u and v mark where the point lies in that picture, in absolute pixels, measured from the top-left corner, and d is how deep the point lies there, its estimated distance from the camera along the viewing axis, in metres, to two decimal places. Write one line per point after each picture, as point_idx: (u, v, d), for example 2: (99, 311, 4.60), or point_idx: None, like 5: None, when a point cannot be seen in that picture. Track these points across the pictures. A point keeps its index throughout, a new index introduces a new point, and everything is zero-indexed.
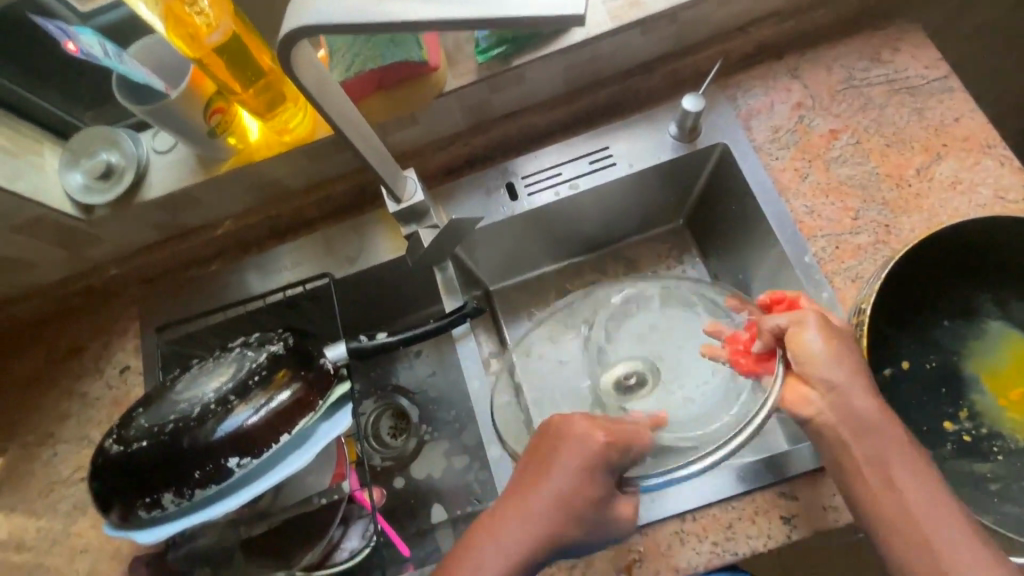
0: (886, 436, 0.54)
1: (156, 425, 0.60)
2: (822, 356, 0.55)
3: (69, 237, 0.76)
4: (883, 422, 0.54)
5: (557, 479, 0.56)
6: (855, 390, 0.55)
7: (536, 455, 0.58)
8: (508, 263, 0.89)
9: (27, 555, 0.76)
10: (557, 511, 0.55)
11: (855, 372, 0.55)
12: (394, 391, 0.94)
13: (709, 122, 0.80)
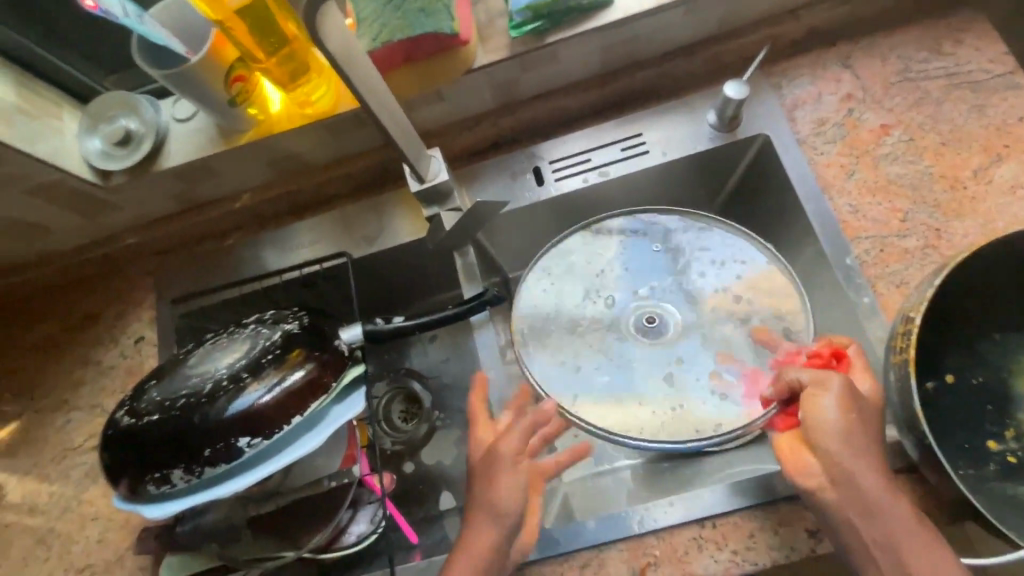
0: (892, 512, 0.52)
1: (169, 399, 0.59)
2: (832, 429, 0.53)
3: (87, 204, 0.75)
4: (889, 500, 0.52)
5: (502, 487, 0.59)
6: (861, 468, 0.52)
7: (478, 471, 0.62)
8: (530, 250, 0.86)
9: (39, 518, 0.77)
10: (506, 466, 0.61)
11: (867, 441, 0.53)
12: (406, 375, 0.92)
13: (750, 110, 0.76)
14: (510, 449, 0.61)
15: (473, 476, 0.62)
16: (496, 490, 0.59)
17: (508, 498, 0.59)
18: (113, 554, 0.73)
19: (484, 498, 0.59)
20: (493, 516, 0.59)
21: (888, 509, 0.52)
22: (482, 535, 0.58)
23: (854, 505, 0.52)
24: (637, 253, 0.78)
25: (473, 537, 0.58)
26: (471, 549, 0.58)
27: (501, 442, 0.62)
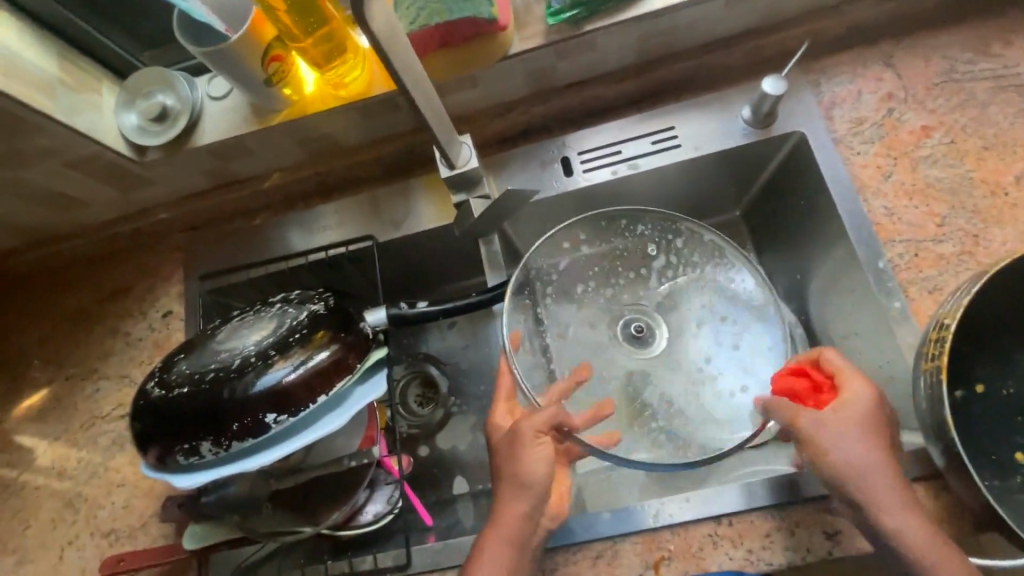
0: (907, 520, 0.52)
1: (198, 372, 0.60)
2: (831, 446, 0.54)
3: (122, 179, 0.76)
4: (903, 510, 0.53)
5: (530, 462, 0.59)
6: (868, 481, 0.53)
7: (502, 448, 0.62)
8: None
9: (67, 482, 0.79)
10: (524, 450, 0.60)
11: (870, 454, 0.54)
12: (425, 360, 0.93)
13: (787, 106, 0.74)
14: (536, 427, 0.60)
15: (498, 453, 0.63)
16: (523, 466, 0.60)
17: (539, 472, 0.60)
18: (138, 520, 0.75)
19: (511, 473, 0.60)
20: (522, 488, 0.59)
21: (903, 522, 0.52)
22: (511, 507, 0.59)
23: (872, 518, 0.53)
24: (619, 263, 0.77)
25: (503, 509, 0.60)
26: (500, 523, 0.59)
27: (526, 421, 0.60)
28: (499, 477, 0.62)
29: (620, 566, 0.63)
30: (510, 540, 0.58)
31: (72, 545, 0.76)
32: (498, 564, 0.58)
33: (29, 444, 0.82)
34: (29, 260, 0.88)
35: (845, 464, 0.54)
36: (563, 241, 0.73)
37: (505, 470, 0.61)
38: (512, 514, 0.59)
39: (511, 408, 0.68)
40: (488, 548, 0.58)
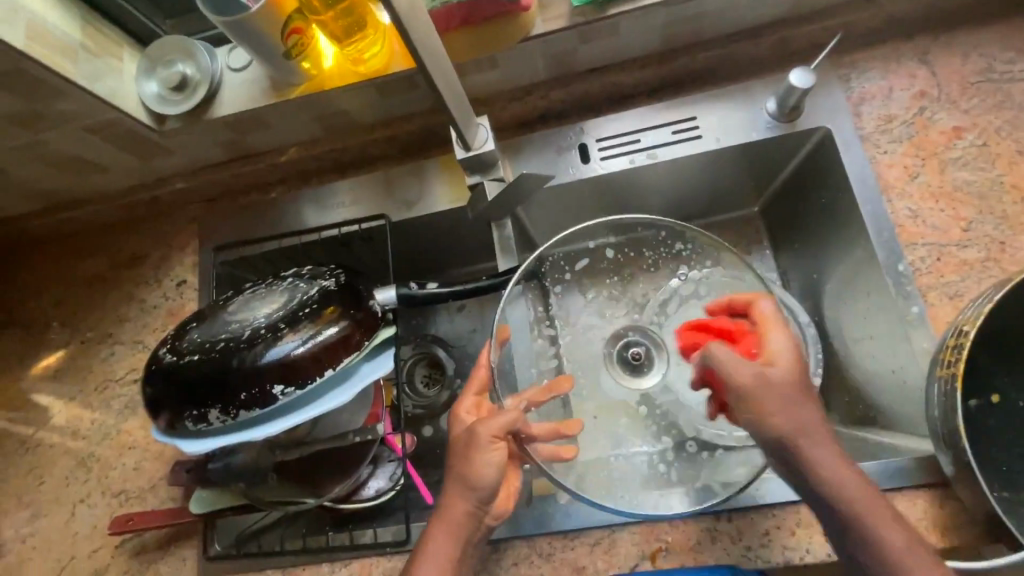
0: (854, 486, 0.51)
1: (209, 341, 0.61)
2: (774, 407, 0.52)
3: (140, 147, 0.77)
4: (848, 476, 0.51)
5: (484, 467, 0.57)
6: (819, 451, 0.51)
7: (456, 446, 0.61)
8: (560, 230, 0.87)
9: (81, 443, 0.81)
10: (473, 456, 0.58)
11: (808, 416, 0.52)
12: (432, 342, 0.93)
13: (814, 101, 0.72)
14: (492, 432, 0.58)
15: (453, 449, 0.61)
16: (477, 470, 0.58)
17: (491, 476, 0.58)
18: (148, 482, 0.77)
19: (462, 474, 0.59)
20: (469, 488, 0.58)
21: (850, 488, 0.50)
22: (456, 507, 0.58)
23: (822, 489, 0.51)
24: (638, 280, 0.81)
25: (448, 506, 0.59)
26: (445, 520, 0.58)
27: (481, 425, 0.59)
28: (448, 475, 0.60)
29: (616, 555, 0.64)
30: (454, 538, 0.58)
31: (84, 502, 0.79)
32: (443, 558, 0.57)
33: (45, 403, 0.84)
34: (50, 225, 0.90)
35: (788, 433, 0.51)
36: (587, 243, 0.74)
37: (455, 468, 0.60)
38: (457, 512, 0.58)
39: (478, 403, 0.66)
40: (433, 544, 0.58)
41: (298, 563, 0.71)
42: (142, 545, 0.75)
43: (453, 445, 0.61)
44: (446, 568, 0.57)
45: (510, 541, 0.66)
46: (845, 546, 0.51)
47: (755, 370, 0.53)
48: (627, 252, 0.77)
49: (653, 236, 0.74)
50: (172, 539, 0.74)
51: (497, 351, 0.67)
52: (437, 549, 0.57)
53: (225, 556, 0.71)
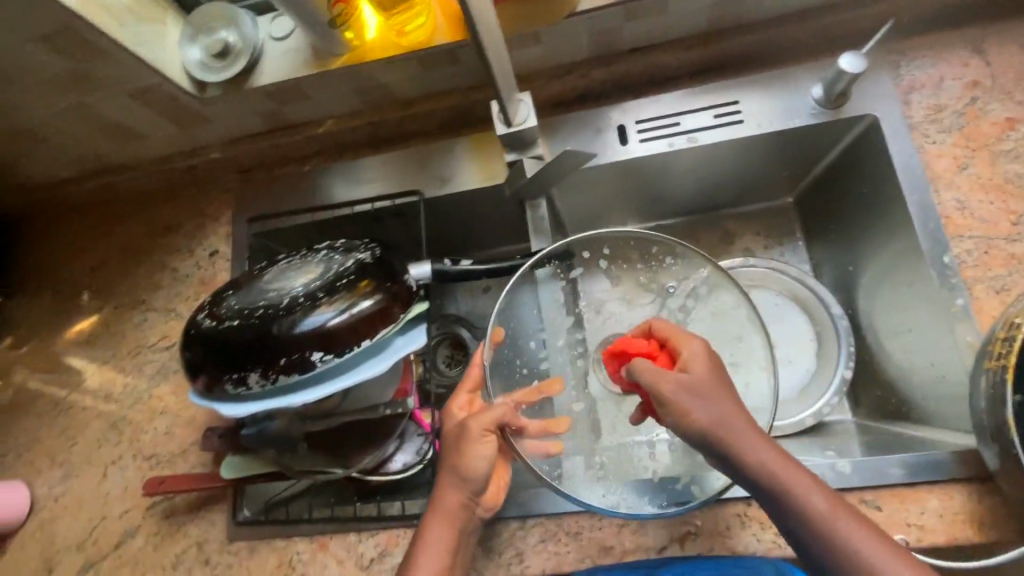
0: (789, 473, 0.52)
1: (247, 307, 0.62)
2: (694, 406, 0.54)
3: (179, 114, 0.77)
4: (783, 464, 0.52)
5: (475, 458, 0.61)
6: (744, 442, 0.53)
7: (448, 442, 0.64)
8: (589, 213, 0.87)
9: (113, 406, 0.83)
10: (464, 447, 0.62)
11: (730, 413, 0.54)
12: (457, 322, 0.94)
13: (861, 87, 0.71)
14: (484, 426, 0.62)
15: (445, 443, 0.64)
16: (469, 460, 0.61)
17: (481, 468, 0.61)
18: (179, 446, 0.79)
19: (455, 467, 0.62)
20: (461, 479, 0.61)
21: (786, 475, 0.52)
22: (450, 498, 0.61)
23: (760, 480, 0.52)
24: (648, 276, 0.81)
25: (441, 498, 0.62)
26: (441, 511, 0.61)
27: (472, 419, 0.62)
28: (442, 469, 0.63)
29: (645, 535, 0.64)
30: (449, 529, 0.61)
31: (116, 464, 0.80)
32: (441, 548, 0.60)
33: (79, 366, 0.85)
34: (84, 191, 0.91)
35: (714, 427, 0.53)
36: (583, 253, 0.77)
37: (446, 462, 0.63)
38: (450, 502, 0.61)
39: (471, 399, 0.69)
40: (430, 537, 0.60)
41: (327, 532, 0.71)
42: (173, 507, 0.76)
43: (445, 438, 0.64)
44: (445, 555, 0.60)
45: (537, 518, 0.67)
46: (790, 534, 0.53)
47: (674, 376, 0.55)
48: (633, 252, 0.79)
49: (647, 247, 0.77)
50: (202, 504, 0.76)
51: (490, 352, 0.69)
52: (434, 537, 0.60)
53: (254, 521, 0.73)
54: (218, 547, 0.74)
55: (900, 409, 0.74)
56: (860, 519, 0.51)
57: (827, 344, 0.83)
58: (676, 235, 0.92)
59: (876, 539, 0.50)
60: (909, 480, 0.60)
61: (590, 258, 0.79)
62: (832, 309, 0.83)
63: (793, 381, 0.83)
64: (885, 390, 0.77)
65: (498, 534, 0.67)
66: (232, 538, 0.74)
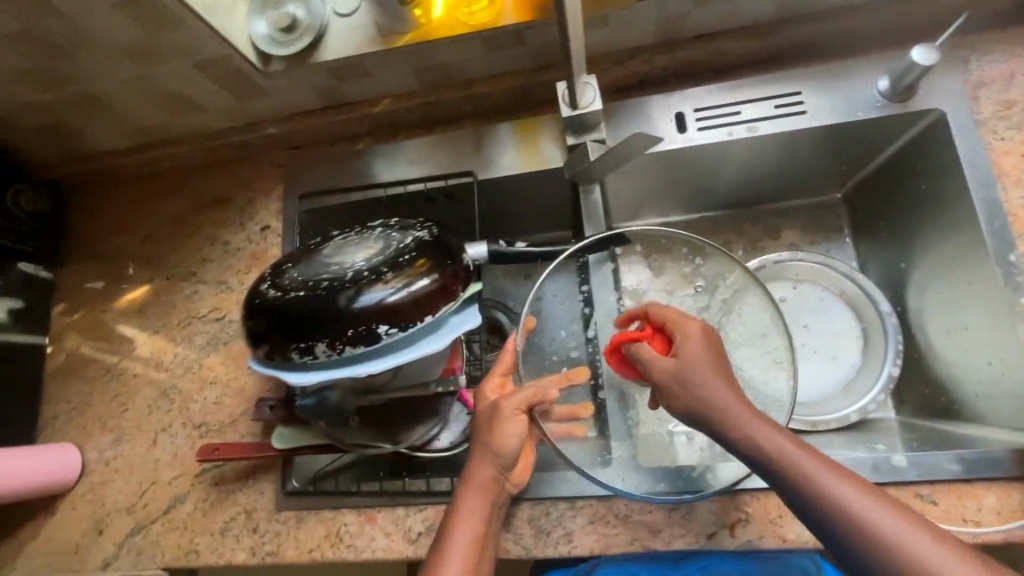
0: (796, 452, 0.51)
1: (312, 280, 0.62)
2: (686, 383, 0.56)
3: (241, 87, 0.78)
4: (787, 443, 0.52)
5: (508, 435, 0.62)
6: (739, 420, 0.54)
7: (481, 420, 0.65)
8: (634, 200, 0.87)
9: (164, 374, 0.84)
10: (496, 425, 0.63)
11: (725, 391, 0.55)
12: (493, 306, 0.89)
13: (929, 82, 0.71)
14: (515, 406, 0.63)
15: (476, 422, 0.66)
16: (501, 438, 0.63)
17: (512, 445, 0.63)
18: (228, 416, 0.80)
19: (488, 442, 0.63)
20: (493, 455, 0.63)
21: (791, 454, 0.51)
22: (482, 473, 0.63)
23: (759, 458, 0.52)
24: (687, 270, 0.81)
25: (474, 472, 0.63)
26: (474, 485, 0.62)
27: (505, 399, 0.63)
28: (476, 447, 0.64)
29: (695, 520, 0.65)
30: (483, 503, 0.62)
31: (166, 431, 0.82)
32: (474, 522, 0.61)
33: (130, 335, 0.87)
34: (137, 163, 0.92)
35: (711, 404, 0.55)
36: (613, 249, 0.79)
37: (480, 439, 0.64)
38: (482, 477, 0.63)
39: (503, 382, 0.69)
40: (465, 510, 0.61)
41: (375, 506, 0.72)
42: (222, 475, 0.78)
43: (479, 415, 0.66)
44: (478, 528, 0.61)
45: (586, 500, 0.68)
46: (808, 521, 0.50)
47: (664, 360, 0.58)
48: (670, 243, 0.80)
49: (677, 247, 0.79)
50: (251, 473, 0.77)
51: (523, 338, 0.72)
52: (466, 511, 0.61)
53: (303, 491, 0.74)
54: (266, 515, 0.75)
55: (950, 407, 0.73)
56: (887, 503, 0.47)
57: (873, 340, 0.82)
58: (719, 227, 0.91)
59: (906, 523, 0.46)
60: (967, 476, 0.61)
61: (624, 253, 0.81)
62: (882, 306, 0.81)
63: (836, 376, 0.82)
64: (934, 389, 0.76)
65: (548, 513, 0.68)
66: (280, 508, 0.75)
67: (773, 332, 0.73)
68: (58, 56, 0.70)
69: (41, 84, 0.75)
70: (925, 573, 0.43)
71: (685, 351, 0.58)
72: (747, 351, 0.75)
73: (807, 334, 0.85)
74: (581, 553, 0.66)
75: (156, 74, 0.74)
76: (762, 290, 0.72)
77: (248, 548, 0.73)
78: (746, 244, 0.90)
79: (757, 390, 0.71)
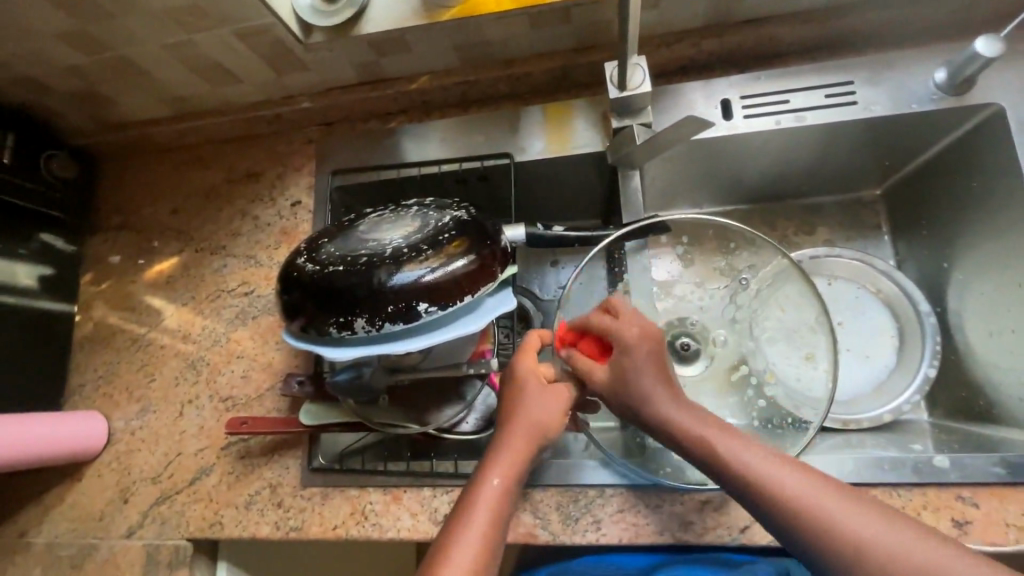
0: (737, 447, 0.53)
1: (350, 255, 0.61)
2: (627, 397, 0.59)
3: (281, 58, 0.77)
4: (731, 441, 0.54)
5: (558, 404, 0.61)
6: (668, 410, 0.57)
7: (527, 396, 0.61)
8: (668, 190, 0.85)
9: (191, 346, 0.84)
10: (552, 399, 0.61)
11: (667, 399, 0.58)
12: (520, 292, 0.86)
13: (987, 77, 0.70)
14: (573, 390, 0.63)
15: (517, 391, 0.62)
16: (555, 405, 0.61)
17: (559, 417, 0.61)
18: (255, 391, 0.80)
19: (532, 418, 0.60)
20: (538, 430, 0.59)
21: (750, 458, 0.52)
22: (522, 448, 0.58)
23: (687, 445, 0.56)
24: (725, 268, 0.79)
25: (507, 450, 0.58)
26: (505, 460, 0.57)
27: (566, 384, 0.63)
28: (510, 423, 0.60)
29: (728, 514, 0.64)
30: (506, 482, 0.56)
31: (192, 403, 0.82)
32: (502, 498, 0.55)
33: (158, 307, 0.87)
34: (167, 134, 0.92)
35: (655, 415, 0.58)
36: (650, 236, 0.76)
37: (519, 415, 0.60)
38: (522, 449, 0.58)
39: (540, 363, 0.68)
40: (488, 486, 0.56)
41: (401, 485, 0.72)
42: (247, 449, 0.78)
43: (520, 392, 0.62)
44: (507, 508, 0.56)
45: (616, 488, 0.67)
46: (759, 516, 0.51)
47: (605, 372, 0.61)
48: (705, 233, 0.79)
49: (720, 242, 0.79)
50: (277, 448, 0.77)
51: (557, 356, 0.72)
52: (499, 486, 0.56)
53: (329, 468, 0.74)
54: (291, 491, 0.74)
55: (989, 411, 0.71)
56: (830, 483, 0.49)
57: (910, 344, 0.79)
58: (756, 220, 0.89)
59: (854, 505, 0.48)
60: (1010, 480, 0.59)
61: (666, 242, 0.81)
62: (920, 305, 0.79)
63: (869, 375, 0.80)
64: (972, 392, 0.73)
65: (576, 500, 0.67)
66: (304, 485, 0.74)
67: (818, 330, 0.72)
68: (101, 21, 0.70)
69: (80, 49, 0.75)
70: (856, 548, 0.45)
71: (617, 366, 0.60)
72: (788, 347, 0.75)
73: (841, 331, 0.82)
74: (609, 542, 0.65)
75: (196, 41, 0.74)
76: (809, 285, 0.70)
77: (272, 522, 0.73)
78: (780, 238, 0.88)
79: (793, 386, 0.72)
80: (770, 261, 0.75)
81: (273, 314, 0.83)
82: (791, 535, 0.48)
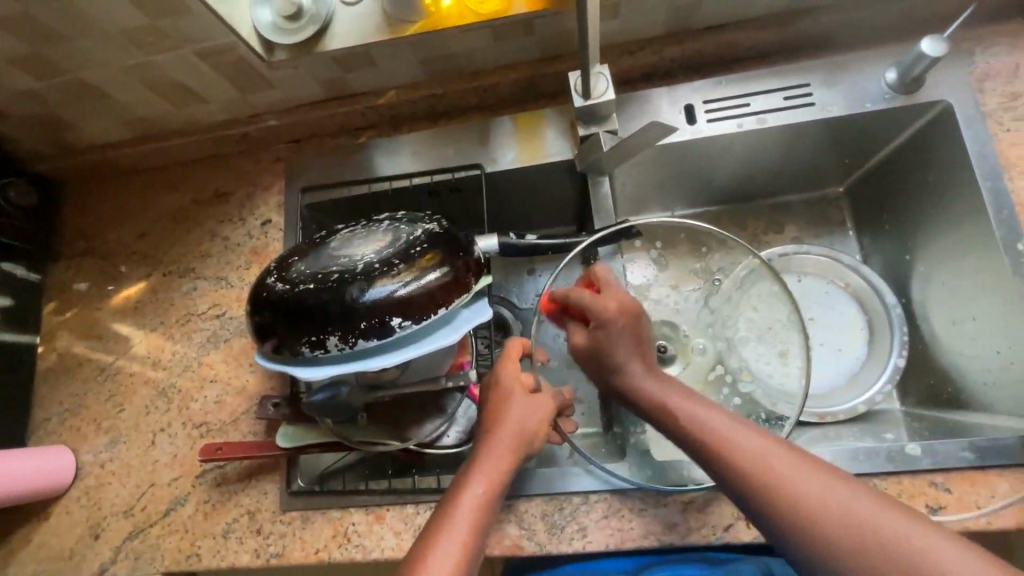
0: (709, 415, 0.56)
1: (321, 272, 0.60)
2: (601, 365, 0.63)
3: (244, 76, 0.77)
4: (703, 412, 0.56)
5: (539, 412, 0.62)
6: (638, 373, 0.61)
7: (512, 406, 0.61)
8: (636, 196, 0.86)
9: (162, 373, 0.82)
10: (535, 404, 0.62)
11: (643, 369, 0.61)
12: (497, 302, 0.88)
13: (936, 75, 0.72)
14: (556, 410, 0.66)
15: (501, 399, 0.61)
16: (539, 411, 0.62)
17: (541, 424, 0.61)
18: (230, 415, 0.78)
19: (521, 427, 0.60)
20: (522, 435, 0.60)
21: (720, 426, 0.54)
22: (505, 457, 0.58)
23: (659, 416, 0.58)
24: (702, 270, 0.80)
25: (493, 456, 0.58)
26: (489, 467, 0.57)
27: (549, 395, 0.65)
28: (493, 430, 0.59)
29: (710, 512, 0.65)
30: (489, 489, 0.56)
31: (164, 432, 0.79)
32: (482, 506, 0.55)
33: (125, 333, 0.84)
34: (130, 156, 0.90)
35: (630, 387, 0.61)
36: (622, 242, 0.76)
37: (505, 423, 0.60)
38: (502, 452, 0.58)
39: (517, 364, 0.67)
40: (470, 492, 0.55)
41: (384, 504, 0.70)
42: (224, 476, 0.76)
43: (505, 401, 0.61)
44: (486, 515, 0.55)
45: (601, 494, 0.67)
46: (727, 488, 0.52)
47: (588, 340, 0.64)
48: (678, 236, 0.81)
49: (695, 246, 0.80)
50: (255, 473, 0.75)
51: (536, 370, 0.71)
52: (478, 493, 0.55)
53: (309, 491, 0.72)
54: (270, 516, 0.72)
55: (957, 397, 0.73)
56: (799, 454, 0.51)
57: (879, 335, 0.81)
58: (726, 221, 0.90)
59: (821, 475, 0.49)
60: (980, 464, 0.61)
61: (642, 246, 0.83)
62: (886, 297, 0.81)
63: (842, 368, 0.81)
64: (939, 379, 0.75)
65: (561, 508, 0.67)
66: (284, 509, 0.72)
67: (790, 327, 0.74)
68: (56, 44, 0.69)
69: (35, 73, 0.73)
70: (813, 514, 0.47)
71: (597, 340, 0.63)
72: (762, 347, 0.77)
73: (813, 327, 0.84)
74: (595, 548, 0.65)
75: (157, 62, 0.73)
76: (778, 283, 0.71)
77: (251, 550, 0.71)
78: (749, 238, 0.89)
79: (769, 384, 0.73)
80: (742, 262, 0.76)
81: (245, 336, 0.81)
82: (753, 501, 0.50)
